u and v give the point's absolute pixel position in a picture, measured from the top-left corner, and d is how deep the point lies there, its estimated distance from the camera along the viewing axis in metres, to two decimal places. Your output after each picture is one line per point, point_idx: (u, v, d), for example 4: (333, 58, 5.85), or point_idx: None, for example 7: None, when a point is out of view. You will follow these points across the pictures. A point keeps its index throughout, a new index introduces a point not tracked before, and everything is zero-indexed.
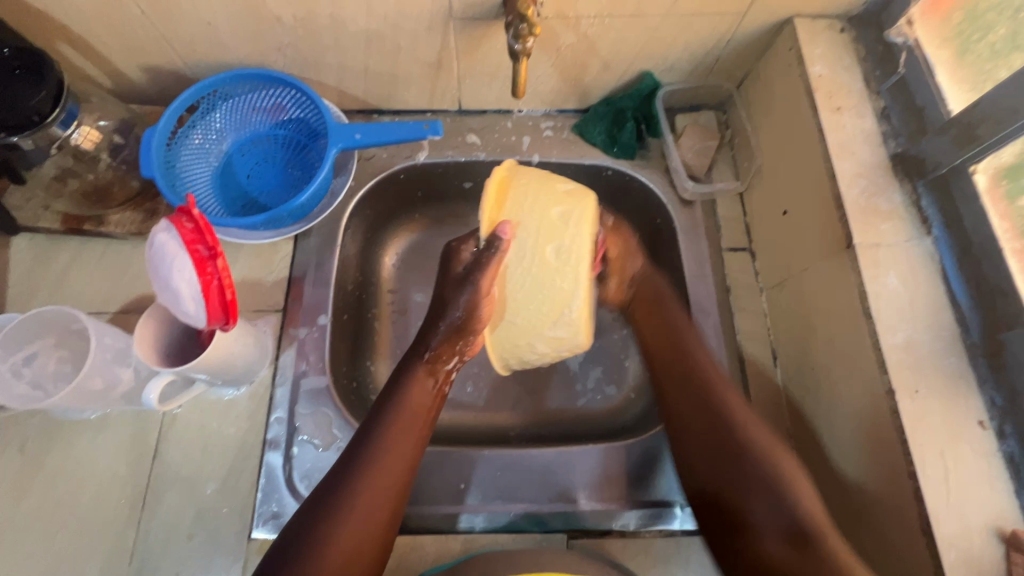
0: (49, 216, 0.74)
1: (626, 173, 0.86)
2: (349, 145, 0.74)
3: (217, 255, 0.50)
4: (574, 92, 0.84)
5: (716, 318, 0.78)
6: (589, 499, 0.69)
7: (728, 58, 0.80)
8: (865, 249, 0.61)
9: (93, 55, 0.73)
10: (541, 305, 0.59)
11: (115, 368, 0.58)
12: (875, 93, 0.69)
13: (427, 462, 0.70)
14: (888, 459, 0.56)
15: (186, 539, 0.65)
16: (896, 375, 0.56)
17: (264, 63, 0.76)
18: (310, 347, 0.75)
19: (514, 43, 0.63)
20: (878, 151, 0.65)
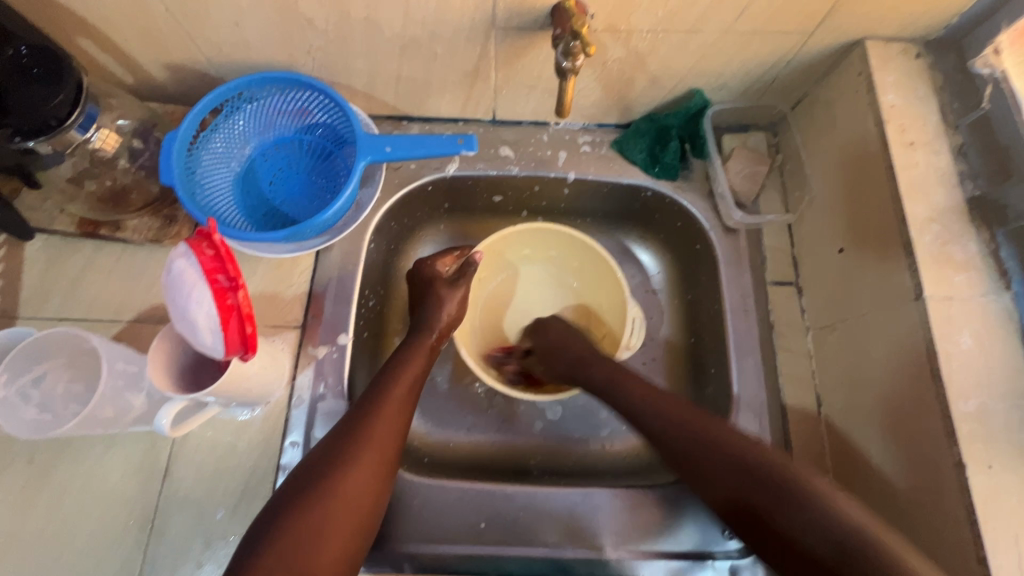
0: (64, 219, 0.71)
1: (667, 195, 0.81)
2: (379, 158, 0.70)
3: (239, 286, 0.46)
4: (616, 107, 0.79)
5: (758, 357, 0.73)
6: (616, 547, 0.65)
7: (787, 78, 0.74)
8: (936, 302, 0.56)
9: (115, 51, 0.69)
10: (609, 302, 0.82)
11: (126, 395, 0.55)
12: (953, 128, 0.63)
13: (445, 497, 0.67)
14: (952, 536, 0.51)
15: (195, 567, 0.63)
16: (967, 448, 0.51)
17: (292, 66, 0.72)
18: (328, 368, 0.71)
19: (562, 60, 0.58)
20: (955, 193, 0.60)
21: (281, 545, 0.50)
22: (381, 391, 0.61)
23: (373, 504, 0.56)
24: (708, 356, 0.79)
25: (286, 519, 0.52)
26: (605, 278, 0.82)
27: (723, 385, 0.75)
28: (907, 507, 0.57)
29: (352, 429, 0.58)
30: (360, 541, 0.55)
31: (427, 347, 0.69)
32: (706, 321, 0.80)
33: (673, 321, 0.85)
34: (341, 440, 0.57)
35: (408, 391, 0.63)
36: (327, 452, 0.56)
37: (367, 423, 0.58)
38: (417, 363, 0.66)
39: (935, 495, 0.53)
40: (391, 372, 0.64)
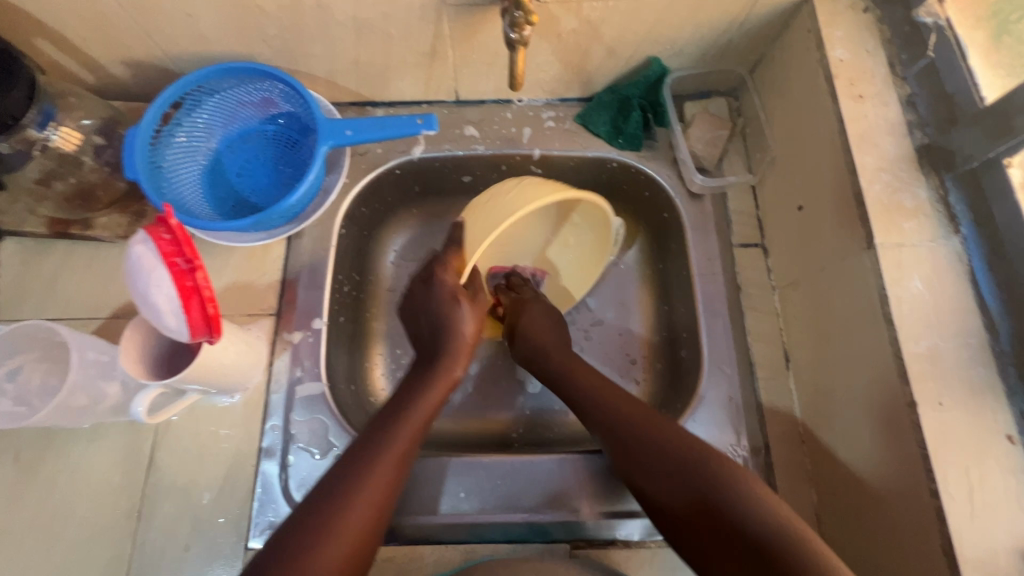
0: (33, 219, 0.72)
1: (633, 165, 0.82)
2: (340, 142, 0.70)
3: (197, 267, 0.48)
4: (576, 80, 0.80)
5: (725, 319, 0.74)
6: (592, 509, 0.67)
7: (742, 41, 0.74)
8: (886, 250, 0.57)
9: (72, 50, 0.70)
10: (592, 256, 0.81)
11: (100, 383, 0.57)
12: (901, 79, 0.64)
13: (423, 471, 0.68)
14: (909, 473, 0.53)
15: (182, 550, 0.64)
16: (918, 387, 0.52)
17: (250, 56, 0.73)
18: (304, 352, 0.73)
19: (509, 31, 0.59)
20: (904, 142, 0.61)
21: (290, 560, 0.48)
22: (418, 389, 0.63)
23: (391, 500, 0.56)
24: (681, 321, 0.80)
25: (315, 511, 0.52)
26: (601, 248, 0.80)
27: (694, 349, 0.77)
28: (868, 451, 0.58)
29: (370, 450, 0.57)
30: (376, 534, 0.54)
31: (449, 379, 0.65)
32: (677, 287, 0.81)
33: (646, 290, 0.86)
34: (371, 435, 0.58)
35: (429, 415, 0.62)
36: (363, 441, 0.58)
37: (402, 417, 0.60)
38: (438, 389, 0.64)
39: (893, 436, 0.55)
40: (424, 376, 0.65)
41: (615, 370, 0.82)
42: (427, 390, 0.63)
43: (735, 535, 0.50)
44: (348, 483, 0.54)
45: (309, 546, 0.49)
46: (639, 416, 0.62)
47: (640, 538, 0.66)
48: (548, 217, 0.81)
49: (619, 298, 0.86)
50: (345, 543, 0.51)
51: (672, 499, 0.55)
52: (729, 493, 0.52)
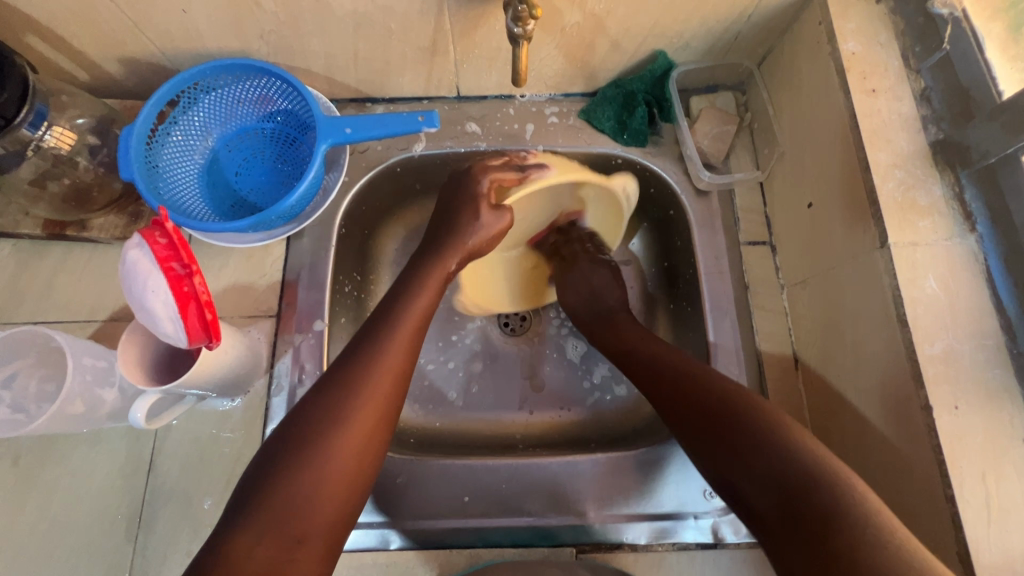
0: (29, 222, 0.70)
1: (638, 161, 0.80)
2: (340, 140, 0.69)
3: (194, 272, 0.47)
4: (580, 75, 0.78)
5: (733, 319, 0.73)
6: (598, 511, 0.66)
7: (750, 34, 0.73)
8: (900, 249, 0.55)
9: (65, 48, 0.68)
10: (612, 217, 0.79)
11: (97, 390, 0.56)
12: (915, 71, 0.62)
13: (426, 475, 0.68)
14: (924, 477, 0.52)
15: (185, 556, 0.64)
16: (934, 390, 0.51)
17: (246, 53, 0.71)
18: (305, 354, 0.71)
19: (513, 26, 0.57)
20: (917, 138, 0.59)
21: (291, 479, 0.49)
22: (394, 311, 0.62)
23: (384, 431, 0.55)
24: (687, 320, 0.79)
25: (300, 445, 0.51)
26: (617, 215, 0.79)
27: (701, 349, 0.75)
28: (880, 454, 0.57)
29: (360, 361, 0.56)
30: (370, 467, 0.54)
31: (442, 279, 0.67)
32: (683, 286, 0.80)
33: (651, 288, 0.85)
34: (349, 361, 0.57)
35: (417, 323, 0.62)
36: (342, 369, 0.56)
37: (376, 341, 0.58)
38: (423, 297, 0.64)
39: (907, 440, 0.54)
40: (400, 298, 0.63)
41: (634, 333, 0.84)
42: (401, 313, 0.62)
43: (770, 472, 0.50)
44: (337, 398, 0.54)
45: (300, 482, 0.49)
46: (676, 368, 0.63)
47: (647, 541, 0.65)
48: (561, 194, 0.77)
49: (624, 297, 0.85)
50: (339, 480, 0.51)
51: (698, 447, 0.56)
52: (750, 426, 0.53)
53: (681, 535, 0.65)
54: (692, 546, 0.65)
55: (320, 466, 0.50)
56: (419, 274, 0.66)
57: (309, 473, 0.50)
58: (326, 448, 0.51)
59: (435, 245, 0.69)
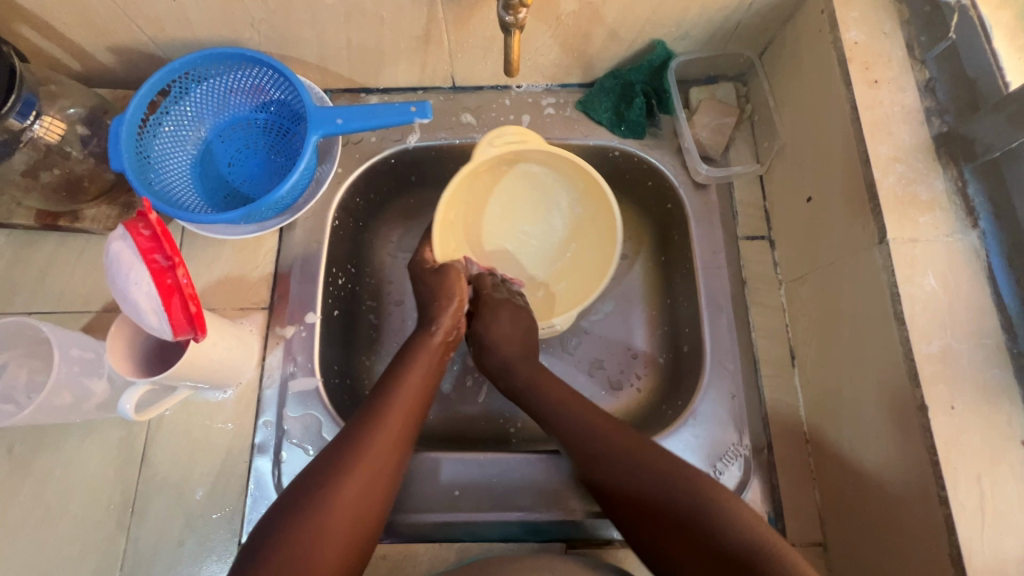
0: (22, 212, 0.70)
1: (635, 154, 0.79)
2: (331, 131, 0.68)
3: (177, 264, 0.46)
4: (577, 65, 0.77)
5: (729, 314, 0.72)
6: (589, 508, 0.66)
7: (752, 23, 0.71)
8: (899, 245, 0.54)
9: (55, 36, 0.67)
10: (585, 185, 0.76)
11: (85, 381, 0.56)
12: (920, 62, 0.60)
13: (417, 468, 0.67)
14: (918, 479, 0.51)
15: (176, 546, 0.64)
16: (930, 391, 0.50)
17: (238, 41, 0.70)
18: (298, 347, 0.71)
19: (504, 14, 0.55)
20: (920, 131, 0.58)
21: (299, 534, 0.49)
22: (402, 374, 0.64)
23: (388, 490, 0.57)
24: (684, 315, 0.77)
25: (309, 505, 0.51)
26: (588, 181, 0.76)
27: (696, 346, 0.74)
28: (875, 453, 0.56)
29: (374, 418, 0.59)
30: (372, 526, 0.55)
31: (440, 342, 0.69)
32: (680, 281, 0.79)
33: (647, 282, 0.84)
34: (362, 421, 0.59)
35: (422, 384, 0.64)
36: (355, 429, 0.58)
37: (389, 404, 0.60)
38: (429, 358, 0.67)
39: (901, 441, 0.53)
40: (405, 361, 0.65)
41: (605, 378, 0.80)
42: (408, 375, 0.64)
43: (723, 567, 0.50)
44: (345, 463, 0.55)
45: (309, 540, 0.50)
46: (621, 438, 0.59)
47: None
48: (547, 186, 0.80)
49: (621, 291, 0.84)
50: (345, 540, 0.52)
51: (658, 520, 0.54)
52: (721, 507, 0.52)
53: None
54: None
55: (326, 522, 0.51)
56: (420, 338, 0.68)
57: (318, 528, 0.50)
58: (340, 500, 0.52)
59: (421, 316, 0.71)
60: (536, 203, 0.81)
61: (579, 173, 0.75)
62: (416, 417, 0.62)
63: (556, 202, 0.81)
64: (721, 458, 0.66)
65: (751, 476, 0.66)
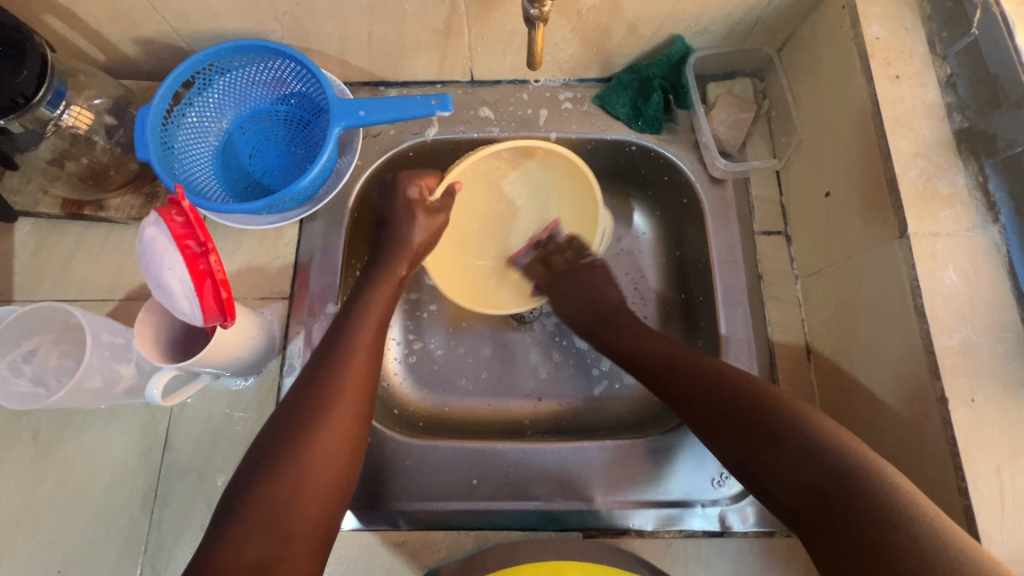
0: (48, 200, 0.71)
1: (652, 148, 0.79)
2: (353, 123, 0.68)
3: (210, 250, 0.47)
4: (595, 59, 0.77)
5: (746, 309, 0.72)
6: (605, 498, 0.66)
7: (771, 18, 0.71)
8: (920, 239, 0.54)
9: (82, 27, 0.68)
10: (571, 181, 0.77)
11: (114, 365, 0.57)
12: (940, 58, 0.61)
13: (435, 457, 0.68)
14: (936, 470, 0.51)
15: (198, 530, 0.65)
16: (950, 382, 0.50)
17: (261, 34, 0.71)
18: (317, 337, 0.72)
19: (529, 7, 0.56)
20: (941, 126, 0.58)
21: (275, 493, 0.51)
22: (353, 320, 0.63)
23: (357, 440, 0.57)
24: (699, 309, 0.78)
25: (273, 461, 0.52)
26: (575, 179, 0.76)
27: (712, 340, 0.75)
28: (892, 444, 0.57)
29: (329, 367, 0.58)
30: (348, 475, 0.56)
31: (394, 281, 0.69)
32: (695, 275, 0.79)
33: (662, 277, 0.84)
34: (319, 368, 0.59)
35: (378, 332, 0.63)
36: (312, 379, 0.58)
37: (341, 352, 0.60)
38: (382, 298, 0.67)
39: (919, 432, 0.53)
40: (359, 307, 0.65)
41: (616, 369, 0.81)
42: (361, 320, 0.63)
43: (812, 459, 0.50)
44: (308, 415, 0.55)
45: (278, 494, 0.51)
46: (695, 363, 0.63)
47: (654, 527, 0.66)
48: (541, 190, 0.81)
49: (634, 285, 0.84)
50: (318, 494, 0.53)
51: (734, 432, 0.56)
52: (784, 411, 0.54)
53: (687, 523, 0.66)
54: (698, 534, 0.66)
55: (301, 478, 0.52)
56: (380, 276, 0.68)
57: (284, 485, 0.51)
58: (305, 453, 0.53)
59: (380, 256, 0.71)
60: (530, 201, 0.82)
61: (573, 181, 0.76)
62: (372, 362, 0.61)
63: (545, 209, 0.82)
64: None
65: None
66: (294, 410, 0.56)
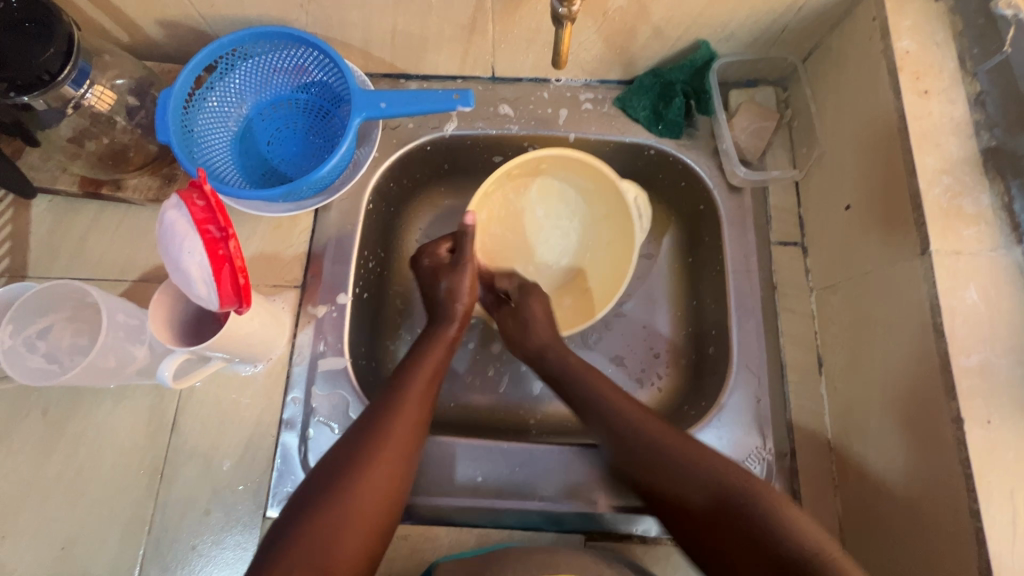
0: (66, 178, 0.71)
1: (671, 153, 0.79)
2: (373, 114, 0.68)
3: (230, 236, 0.47)
4: (618, 62, 0.77)
5: (759, 318, 0.72)
6: (610, 502, 0.66)
7: (799, 27, 0.71)
8: (942, 256, 0.54)
9: (108, 7, 0.68)
10: (592, 177, 0.76)
11: (128, 346, 0.57)
12: (971, 74, 0.60)
13: (441, 453, 0.68)
14: (948, 490, 0.51)
15: (203, 514, 0.65)
16: (967, 404, 0.50)
17: (285, 21, 0.71)
18: (328, 327, 0.72)
19: (558, 5, 0.56)
20: (969, 143, 0.57)
21: (315, 529, 0.51)
22: (408, 374, 0.64)
23: (397, 492, 0.57)
24: (711, 316, 0.77)
25: (316, 509, 0.52)
26: (596, 176, 0.76)
27: (723, 350, 0.74)
28: (902, 459, 0.56)
29: (378, 421, 0.59)
30: (383, 529, 0.55)
31: (446, 342, 0.69)
32: (708, 282, 0.79)
33: (674, 282, 0.84)
34: (371, 419, 0.60)
35: (429, 383, 0.64)
36: (364, 431, 0.58)
37: (392, 406, 0.60)
38: (435, 356, 0.67)
39: (930, 451, 0.53)
40: (412, 362, 0.66)
41: (625, 373, 0.80)
42: (414, 374, 0.64)
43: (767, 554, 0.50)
44: (352, 469, 0.55)
45: (315, 544, 0.51)
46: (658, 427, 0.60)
47: (658, 534, 0.66)
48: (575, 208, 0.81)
49: (644, 291, 0.84)
50: (353, 542, 0.52)
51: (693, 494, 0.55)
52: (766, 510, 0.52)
53: None
54: None
55: (340, 521, 0.52)
56: (437, 332, 0.70)
57: (322, 533, 0.51)
58: (346, 503, 0.53)
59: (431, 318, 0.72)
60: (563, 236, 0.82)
61: (589, 178, 0.77)
62: (421, 417, 0.62)
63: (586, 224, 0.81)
64: (743, 461, 0.67)
65: (772, 481, 0.66)
66: (342, 456, 0.56)
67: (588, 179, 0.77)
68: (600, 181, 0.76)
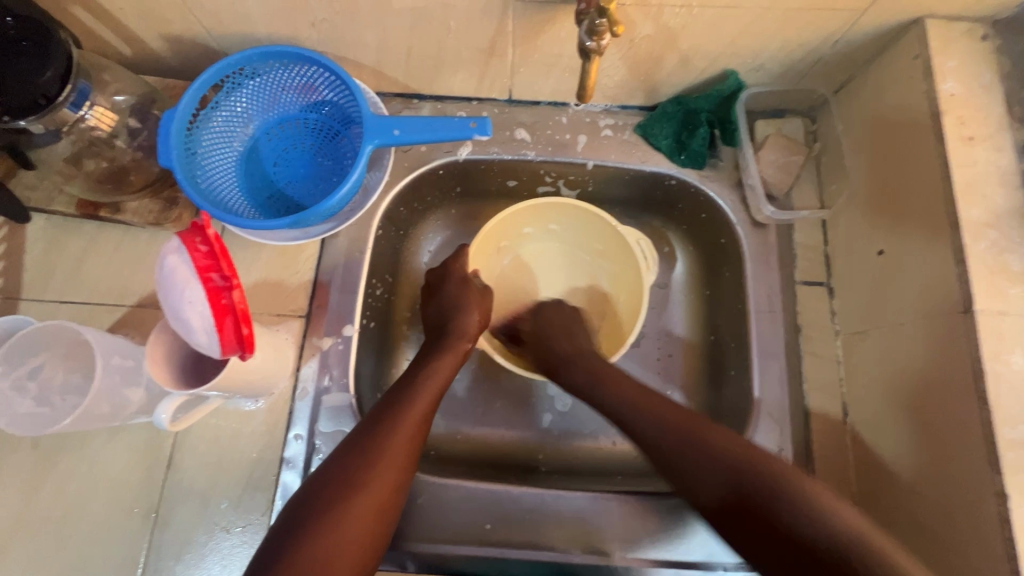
0: (63, 198, 0.68)
1: (692, 184, 0.76)
2: (387, 141, 0.65)
3: (234, 286, 0.44)
4: (641, 88, 0.73)
5: (782, 363, 0.69)
6: (624, 553, 0.64)
7: (833, 60, 0.67)
8: (986, 317, 0.51)
9: (110, 22, 0.65)
10: (577, 213, 0.77)
11: (124, 390, 0.55)
12: (1018, 121, 0.57)
13: (450, 497, 0.65)
14: (987, 566, 0.49)
15: (200, 555, 0.63)
16: (1010, 478, 0.48)
17: (295, 39, 0.68)
18: (333, 360, 0.69)
19: (586, 39, 0.52)
20: (1016, 195, 0.55)
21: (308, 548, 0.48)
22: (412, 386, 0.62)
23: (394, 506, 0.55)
24: (730, 356, 0.74)
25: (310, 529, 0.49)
26: (579, 213, 0.77)
27: (742, 392, 0.71)
28: (936, 525, 0.54)
29: (379, 432, 0.56)
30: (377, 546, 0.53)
31: (459, 355, 0.67)
32: (728, 319, 0.76)
33: (692, 315, 0.81)
34: (370, 431, 0.57)
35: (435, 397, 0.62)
36: (364, 443, 0.56)
37: (394, 419, 0.58)
38: (444, 368, 0.65)
39: (967, 521, 0.51)
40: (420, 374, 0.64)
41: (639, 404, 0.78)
42: (421, 386, 0.62)
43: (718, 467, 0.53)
44: (348, 484, 0.52)
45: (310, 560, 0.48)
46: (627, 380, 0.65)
47: None
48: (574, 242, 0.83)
49: (659, 324, 0.81)
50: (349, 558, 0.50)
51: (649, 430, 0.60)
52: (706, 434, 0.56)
53: None
54: None
55: (336, 539, 0.49)
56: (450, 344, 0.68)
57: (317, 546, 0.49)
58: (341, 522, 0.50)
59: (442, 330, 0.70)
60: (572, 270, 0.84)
61: (576, 216, 0.78)
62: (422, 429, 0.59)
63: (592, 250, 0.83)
64: None
65: None
66: (341, 467, 0.54)
67: (573, 217, 0.78)
68: (583, 216, 0.77)
